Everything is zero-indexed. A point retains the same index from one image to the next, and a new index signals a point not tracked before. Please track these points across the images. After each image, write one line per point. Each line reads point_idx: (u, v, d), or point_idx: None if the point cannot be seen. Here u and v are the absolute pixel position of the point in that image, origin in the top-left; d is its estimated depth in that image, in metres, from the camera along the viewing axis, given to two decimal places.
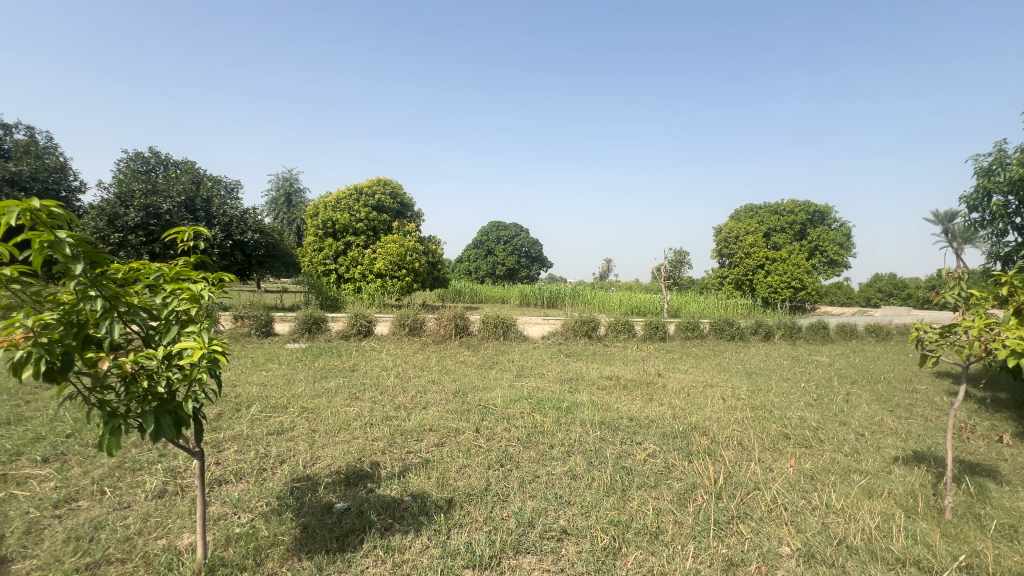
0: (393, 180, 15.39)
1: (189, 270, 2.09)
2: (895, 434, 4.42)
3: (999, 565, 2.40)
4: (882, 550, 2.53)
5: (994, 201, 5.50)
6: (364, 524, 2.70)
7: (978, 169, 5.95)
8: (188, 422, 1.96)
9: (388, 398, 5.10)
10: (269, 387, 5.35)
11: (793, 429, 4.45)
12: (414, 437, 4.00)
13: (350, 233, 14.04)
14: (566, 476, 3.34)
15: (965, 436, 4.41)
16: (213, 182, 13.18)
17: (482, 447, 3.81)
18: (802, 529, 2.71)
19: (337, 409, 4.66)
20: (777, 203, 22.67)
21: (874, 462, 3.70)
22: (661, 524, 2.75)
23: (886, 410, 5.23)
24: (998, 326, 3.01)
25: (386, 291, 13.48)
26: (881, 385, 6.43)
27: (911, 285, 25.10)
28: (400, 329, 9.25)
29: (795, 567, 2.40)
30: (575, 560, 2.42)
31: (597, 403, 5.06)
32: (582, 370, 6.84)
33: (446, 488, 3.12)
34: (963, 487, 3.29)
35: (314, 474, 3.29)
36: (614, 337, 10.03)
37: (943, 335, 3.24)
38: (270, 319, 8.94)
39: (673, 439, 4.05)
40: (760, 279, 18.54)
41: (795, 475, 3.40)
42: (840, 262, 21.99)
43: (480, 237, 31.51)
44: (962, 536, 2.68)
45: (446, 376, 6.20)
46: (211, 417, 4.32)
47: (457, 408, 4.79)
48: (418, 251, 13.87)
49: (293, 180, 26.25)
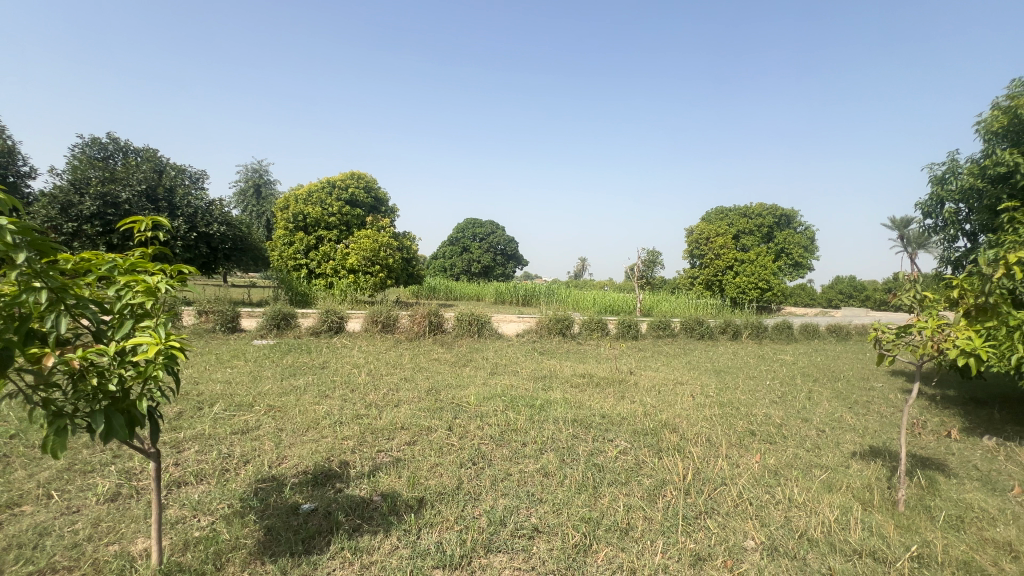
0: (368, 175, 15.36)
1: (144, 262, 1.97)
2: (853, 430, 4.61)
3: (948, 555, 2.52)
4: (840, 542, 2.62)
5: (947, 209, 5.75)
6: (331, 525, 2.63)
7: (932, 177, 6.20)
8: (143, 422, 1.85)
9: (359, 396, 5.01)
10: (234, 384, 5.18)
11: (759, 426, 4.58)
12: (384, 436, 3.93)
13: (322, 227, 13.72)
14: (539, 473, 3.34)
15: (917, 432, 4.64)
16: (178, 171, 12.64)
17: (454, 445, 3.77)
18: (766, 523, 2.79)
19: (305, 407, 4.54)
20: (746, 206, 23.30)
21: (834, 457, 3.85)
22: (632, 521, 2.78)
23: (845, 407, 5.45)
24: (948, 326, 3.17)
25: (358, 287, 13.21)
26: (841, 382, 6.71)
27: (869, 287, 26.23)
28: (373, 325, 9.07)
29: (759, 560, 2.46)
30: (546, 557, 2.42)
31: (570, 400, 5.09)
32: (556, 367, 6.88)
33: (416, 488, 3.08)
34: (915, 480, 3.44)
35: (280, 475, 3.19)
36: (587, 335, 10.14)
37: (899, 335, 3.37)
38: (236, 314, 8.63)
39: (644, 436, 4.11)
40: (729, 280, 19.07)
41: (760, 470, 3.50)
42: (804, 264, 22.86)
43: (456, 234, 31.32)
44: (913, 527, 2.80)
45: (419, 374, 6.13)
46: (171, 416, 4.14)
47: (430, 406, 4.73)
48: (392, 247, 13.72)
49: (263, 172, 25.53)
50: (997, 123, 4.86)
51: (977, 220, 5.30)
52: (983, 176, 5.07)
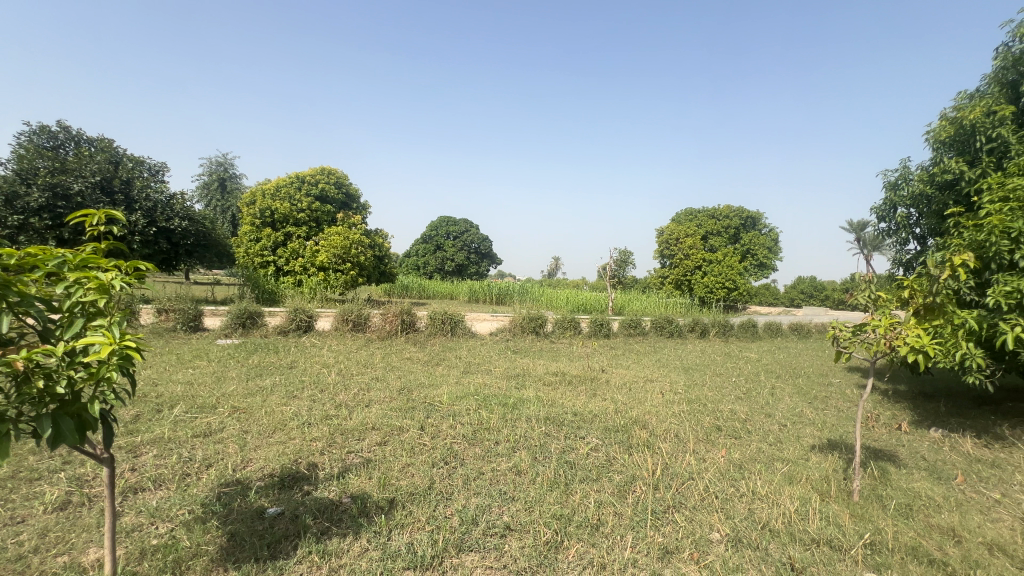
0: (338, 170, 15.05)
1: (97, 258, 1.87)
2: (812, 424, 4.81)
3: (898, 541, 2.66)
4: (800, 532, 2.73)
5: (899, 213, 6.05)
6: (299, 528, 2.57)
7: (886, 182, 6.50)
8: (95, 426, 1.76)
9: (329, 396, 4.91)
10: (196, 385, 4.98)
11: (724, 421, 4.72)
12: (355, 436, 3.87)
13: (291, 224, 13.35)
14: (511, 471, 3.35)
15: (871, 425, 4.88)
16: (135, 162, 12.05)
17: (426, 445, 3.73)
18: (731, 516, 2.87)
19: (272, 408, 4.41)
20: (714, 208, 23.93)
21: (795, 451, 4.00)
22: (602, 516, 2.81)
23: (805, 402, 5.68)
24: (899, 325, 3.35)
25: (329, 285, 12.94)
26: (801, 379, 6.99)
27: (828, 287, 27.47)
28: (343, 324, 8.88)
29: (724, 551, 2.54)
30: (517, 555, 2.43)
31: (542, 399, 5.13)
32: (529, 366, 6.92)
33: (387, 488, 3.04)
34: (868, 471, 3.62)
35: (245, 478, 3.09)
36: (560, 333, 10.22)
37: (855, 333, 3.53)
38: (199, 312, 8.31)
39: (615, 433, 4.18)
40: (698, 279, 19.58)
41: (725, 465, 3.61)
42: (768, 265, 23.70)
43: (429, 232, 31.03)
44: (867, 515, 2.95)
45: (391, 373, 6.05)
46: (127, 419, 3.95)
47: (402, 406, 4.67)
48: (364, 244, 13.47)
49: (228, 165, 24.68)
50: (944, 133, 5.13)
51: (926, 224, 5.59)
52: (932, 182, 5.35)
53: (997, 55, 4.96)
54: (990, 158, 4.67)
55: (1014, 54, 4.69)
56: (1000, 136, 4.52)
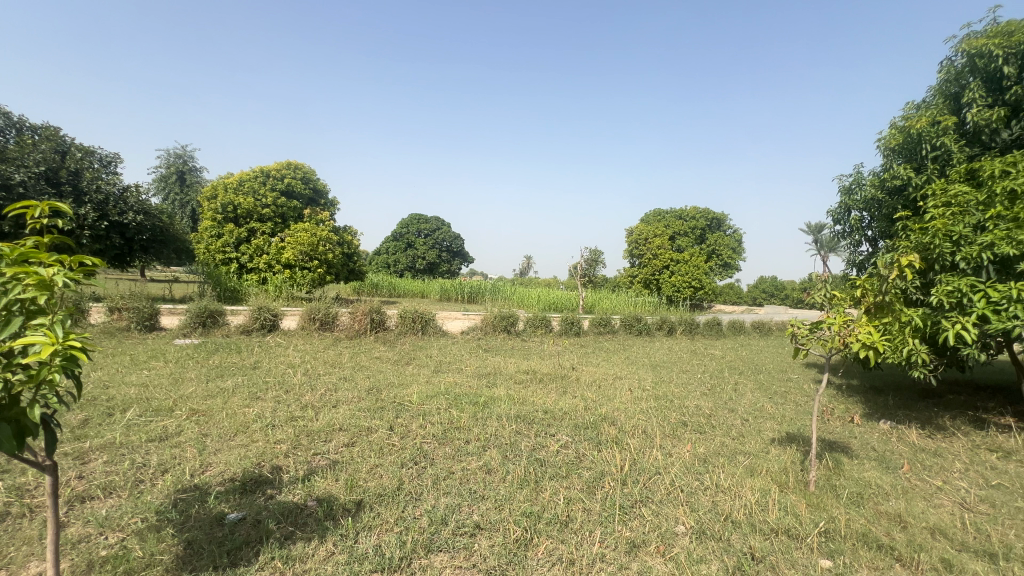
0: (305, 165, 14.65)
1: (38, 252, 1.75)
2: (773, 418, 5.00)
3: (849, 528, 2.79)
4: (760, 522, 2.83)
5: (853, 217, 6.34)
6: (261, 534, 2.48)
7: (841, 187, 6.80)
8: (35, 432, 1.64)
9: (295, 397, 4.77)
10: (151, 388, 4.74)
11: (690, 416, 4.85)
12: (321, 438, 3.77)
13: (255, 219, 12.89)
14: (481, 470, 3.34)
15: (826, 418, 5.11)
16: (85, 152, 11.40)
17: (396, 445, 3.68)
18: (695, 508, 2.95)
19: (234, 410, 4.25)
20: (681, 209, 24.52)
21: (756, 444, 4.15)
22: (572, 513, 2.84)
23: (766, 397, 5.90)
24: (852, 323, 3.51)
25: (295, 283, 12.58)
26: (762, 375, 7.26)
27: (788, 287, 28.64)
28: (310, 323, 8.65)
29: (688, 543, 2.60)
30: (487, 554, 2.42)
31: (513, 397, 5.14)
32: (500, 364, 6.92)
33: (355, 490, 2.98)
34: (824, 462, 3.79)
35: (203, 484, 2.97)
36: (532, 332, 10.26)
37: (812, 330, 3.69)
38: (155, 311, 7.93)
39: (585, 430, 4.23)
40: (666, 278, 20.03)
41: (691, 459, 3.71)
42: (732, 265, 24.48)
43: (399, 230, 30.56)
44: (822, 504, 3.08)
45: (360, 373, 5.93)
46: (74, 424, 3.73)
47: (371, 406, 4.59)
48: (332, 241, 13.14)
49: (188, 158, 23.64)
50: (894, 141, 5.40)
51: (877, 227, 5.88)
52: (882, 188, 5.63)
53: (941, 69, 5.26)
54: (935, 165, 4.95)
55: (957, 68, 4.99)
56: (943, 145, 4.81)
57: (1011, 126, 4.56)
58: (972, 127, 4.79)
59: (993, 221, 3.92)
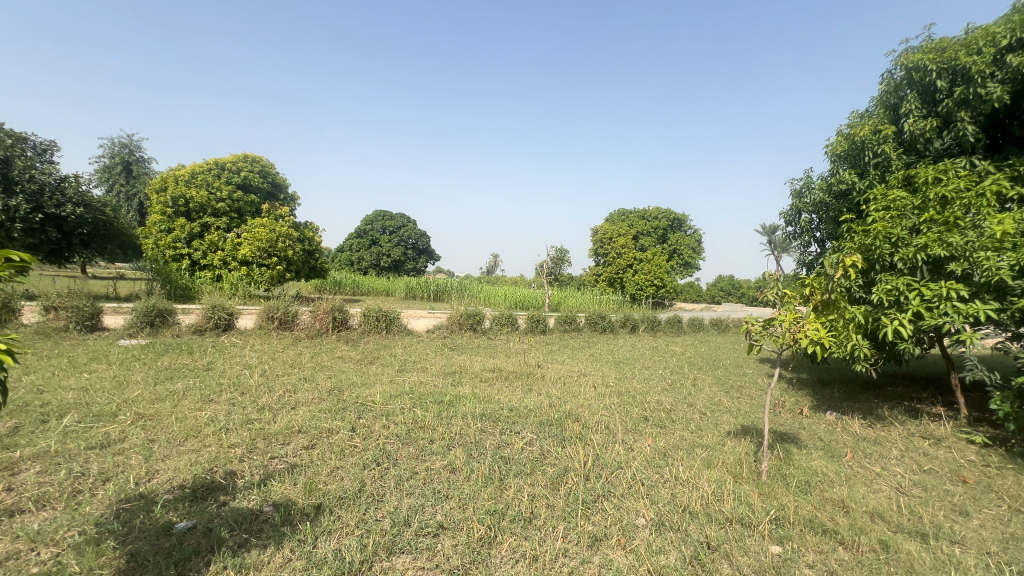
0: (262, 157, 14.06)
1: None
2: (729, 412, 5.19)
3: (798, 514, 2.93)
4: (715, 512, 2.94)
5: (804, 218, 6.66)
6: (212, 542, 2.37)
7: (793, 190, 7.12)
8: None
9: (251, 399, 4.59)
10: (92, 392, 4.44)
11: (651, 411, 4.98)
12: (279, 441, 3.64)
13: (208, 214, 12.29)
14: (445, 469, 3.31)
15: (778, 411, 5.36)
16: (17, 139, 10.56)
17: (358, 446, 3.60)
18: (655, 501, 3.03)
19: (184, 414, 4.04)
20: (644, 209, 25.10)
21: (713, 437, 4.30)
22: (535, 509, 2.86)
23: (723, 391, 6.13)
24: (802, 320, 3.70)
25: (252, 281, 12.10)
26: (720, 370, 7.54)
27: (744, 285, 29.84)
28: (268, 322, 8.34)
29: (648, 535, 2.67)
30: (450, 554, 2.40)
31: (479, 395, 5.12)
32: (466, 363, 6.88)
33: (314, 494, 2.89)
34: (775, 453, 3.97)
35: (150, 492, 2.81)
36: (498, 330, 10.27)
37: (764, 327, 3.86)
38: (97, 310, 7.45)
39: (550, 427, 4.26)
40: (629, 277, 20.46)
41: (651, 453, 3.80)
42: (693, 264, 25.28)
43: (363, 227, 29.87)
44: (773, 493, 3.23)
45: (321, 374, 5.77)
46: (3, 432, 3.45)
47: (332, 407, 4.48)
48: (291, 238, 12.74)
49: (135, 148, 22.34)
50: (840, 147, 5.71)
51: (825, 229, 6.20)
52: (830, 191, 5.93)
53: (883, 81, 5.58)
54: (876, 172, 5.26)
55: (896, 80, 5.31)
56: (884, 153, 5.12)
57: (942, 136, 4.90)
58: (908, 136, 5.12)
59: (926, 225, 4.21)
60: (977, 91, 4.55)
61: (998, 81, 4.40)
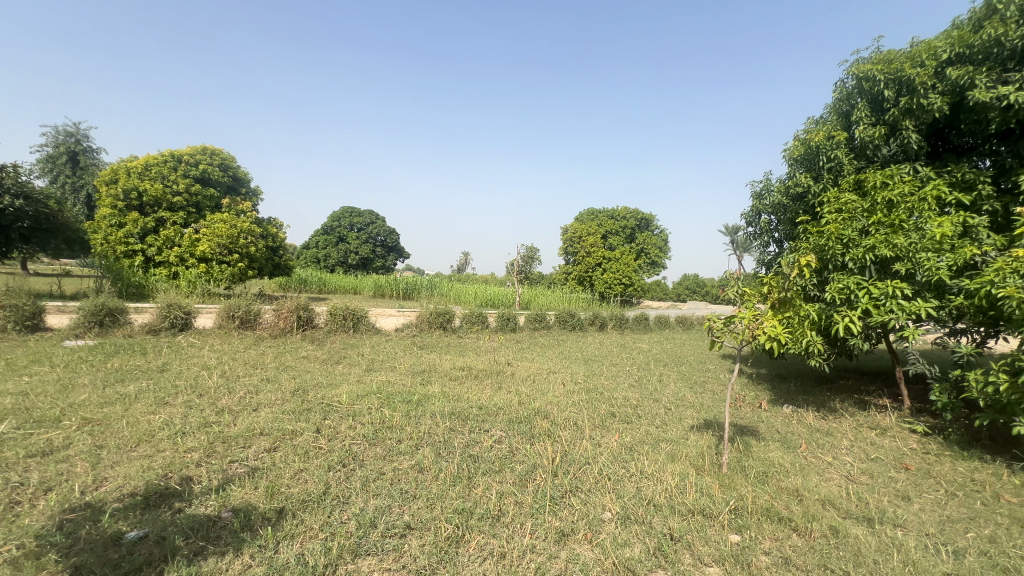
0: (223, 151, 13.63)
1: None
2: (692, 407, 5.35)
3: (755, 504, 3.05)
4: (678, 503, 3.02)
5: (763, 219, 6.90)
6: (166, 551, 2.27)
7: (753, 192, 7.37)
8: None
9: (209, 401, 4.40)
10: (33, 396, 4.17)
11: (618, 407, 5.07)
12: (239, 444, 3.52)
13: (164, 208, 11.73)
14: (413, 469, 3.28)
15: (739, 405, 5.56)
16: None
17: (323, 448, 3.52)
18: (621, 495, 3.09)
19: (136, 418, 3.84)
20: (613, 209, 25.49)
21: (677, 431, 4.42)
22: (504, 506, 2.87)
23: (687, 387, 6.31)
24: (760, 317, 3.84)
25: (211, 279, 11.63)
26: (684, 366, 7.75)
27: (708, 284, 30.75)
28: (228, 322, 8.04)
29: (614, 529, 2.72)
30: (417, 554, 2.37)
31: (448, 394, 5.08)
32: (436, 361, 6.82)
33: (276, 498, 2.80)
34: (735, 445, 4.11)
35: (97, 501, 2.66)
36: (468, 328, 10.23)
37: (726, 324, 3.99)
38: (39, 309, 6.99)
39: (519, 424, 4.28)
40: (598, 275, 20.76)
41: (618, 448, 3.88)
42: (660, 263, 25.86)
43: (330, 223, 29.17)
44: (733, 484, 3.35)
45: (284, 374, 5.60)
46: None
47: (296, 408, 4.35)
48: (253, 234, 12.38)
49: (83, 138, 21.08)
50: (797, 152, 5.95)
51: (783, 229, 6.46)
52: (787, 193, 6.18)
53: (836, 89, 5.85)
54: (830, 176, 5.51)
55: (848, 89, 5.58)
56: (836, 158, 5.37)
57: (889, 143, 5.18)
58: (859, 143, 5.39)
59: (875, 227, 4.44)
60: (919, 102, 4.83)
61: (939, 92, 4.68)
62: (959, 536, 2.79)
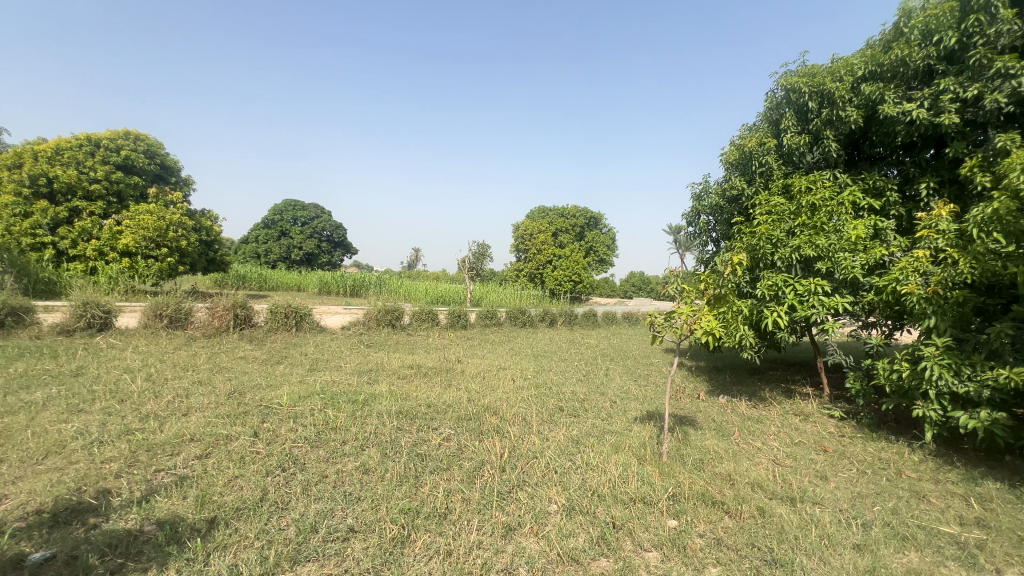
0: (148, 136, 12.64)
1: None
2: (636, 399, 5.55)
3: (692, 490, 3.21)
4: (620, 493, 3.13)
5: (702, 220, 7.24)
6: (77, 571, 2.08)
7: (693, 193, 7.71)
8: None
9: (131, 407, 4.07)
10: None
11: (566, 402, 5.18)
12: (166, 451, 3.27)
13: (78, 196, 10.66)
14: (358, 471, 3.19)
15: (679, 396, 5.83)
16: None
17: (260, 452, 3.34)
18: (567, 487, 3.16)
19: (42, 428, 3.48)
20: (563, 207, 25.90)
21: (622, 423, 4.57)
22: (450, 504, 2.85)
23: (632, 380, 6.53)
24: (698, 312, 4.06)
25: (136, 274, 10.76)
26: (629, 360, 8.03)
27: (653, 281, 31.95)
28: (155, 321, 7.46)
29: (560, 521, 2.78)
30: (360, 557, 2.31)
31: (396, 393, 4.98)
32: (384, 360, 6.65)
33: (207, 507, 2.64)
34: (675, 435, 4.31)
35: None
36: (417, 326, 10.06)
37: (666, 319, 4.18)
38: None
39: (467, 421, 4.26)
40: (549, 273, 21.04)
41: (565, 442, 3.96)
42: (608, 261, 26.58)
43: (271, 217, 27.75)
44: (672, 472, 3.51)
45: (219, 376, 5.27)
46: None
47: (231, 411, 4.11)
48: (184, 227, 11.62)
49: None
50: (732, 156, 6.30)
51: (720, 230, 6.81)
52: (724, 195, 6.52)
53: (767, 99, 6.23)
54: (761, 180, 5.88)
55: (778, 99, 5.97)
56: (767, 163, 5.74)
57: (813, 151, 5.59)
58: (787, 150, 5.78)
59: (800, 228, 4.78)
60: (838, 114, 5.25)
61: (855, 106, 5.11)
62: (868, 509, 3.08)
